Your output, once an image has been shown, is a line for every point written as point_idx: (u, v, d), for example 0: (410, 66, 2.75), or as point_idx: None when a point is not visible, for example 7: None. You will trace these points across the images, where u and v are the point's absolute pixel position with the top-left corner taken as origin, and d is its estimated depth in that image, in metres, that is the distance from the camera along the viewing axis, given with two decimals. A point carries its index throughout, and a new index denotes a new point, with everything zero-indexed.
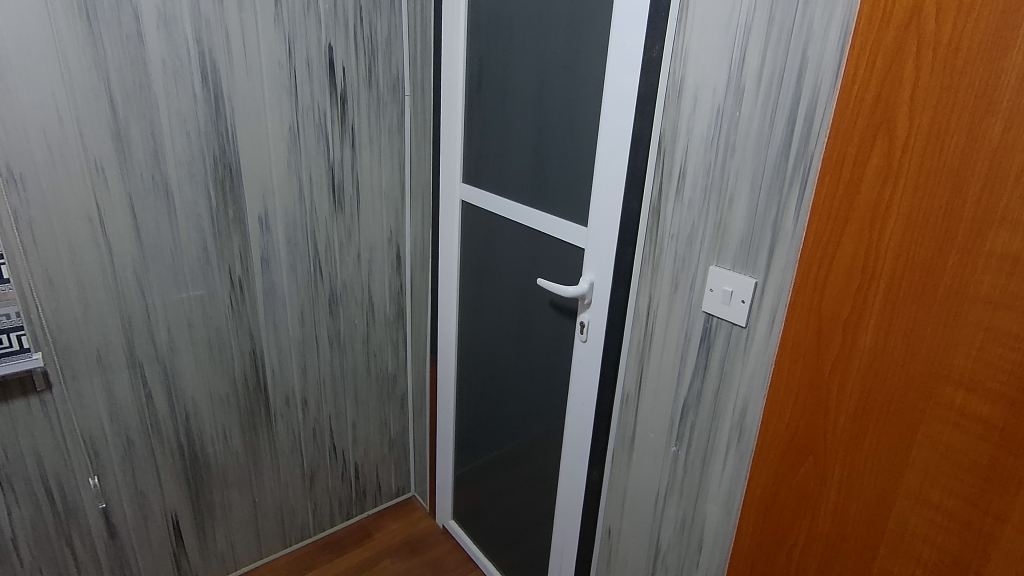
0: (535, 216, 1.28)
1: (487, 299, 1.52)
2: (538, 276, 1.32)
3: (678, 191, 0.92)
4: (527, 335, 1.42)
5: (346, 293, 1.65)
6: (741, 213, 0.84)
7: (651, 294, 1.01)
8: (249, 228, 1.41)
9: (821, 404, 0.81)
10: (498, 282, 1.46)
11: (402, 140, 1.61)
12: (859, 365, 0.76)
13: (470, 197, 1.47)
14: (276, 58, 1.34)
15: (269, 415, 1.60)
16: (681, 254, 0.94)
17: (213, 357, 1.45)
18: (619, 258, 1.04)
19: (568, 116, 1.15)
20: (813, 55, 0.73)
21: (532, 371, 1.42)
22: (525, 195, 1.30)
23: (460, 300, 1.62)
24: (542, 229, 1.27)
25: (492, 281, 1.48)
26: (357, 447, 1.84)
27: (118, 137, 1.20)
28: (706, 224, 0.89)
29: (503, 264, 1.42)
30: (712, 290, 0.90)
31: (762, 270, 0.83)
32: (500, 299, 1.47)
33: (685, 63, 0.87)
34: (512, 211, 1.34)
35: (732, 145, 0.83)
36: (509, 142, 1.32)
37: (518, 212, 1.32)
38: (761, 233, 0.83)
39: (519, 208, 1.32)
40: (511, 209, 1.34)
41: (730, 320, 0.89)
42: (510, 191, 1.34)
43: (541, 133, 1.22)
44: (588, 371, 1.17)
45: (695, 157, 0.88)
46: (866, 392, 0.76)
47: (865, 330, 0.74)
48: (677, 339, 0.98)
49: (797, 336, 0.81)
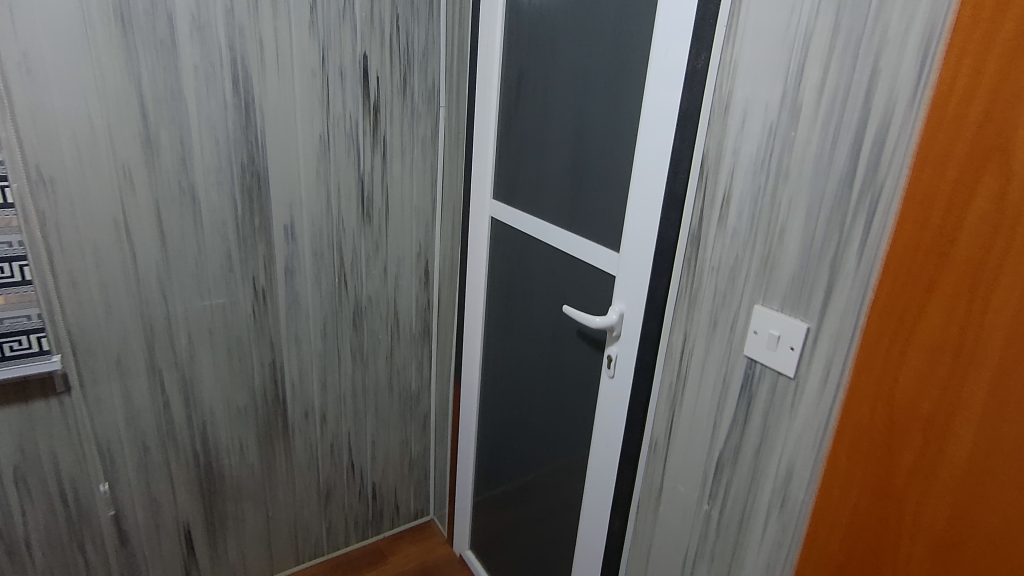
0: (565, 238, 1.19)
1: (515, 323, 1.44)
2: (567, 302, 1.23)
3: (721, 219, 0.82)
4: (553, 363, 1.33)
5: (370, 308, 1.60)
6: (793, 247, 0.73)
7: (686, 331, 0.90)
8: (274, 237, 1.39)
9: (895, 507, 0.66)
10: (526, 305, 1.38)
11: (436, 152, 1.56)
12: (948, 467, 0.61)
13: (501, 215, 1.40)
14: (309, 66, 1.32)
15: (287, 428, 1.56)
16: (723, 289, 0.84)
17: (232, 366, 1.43)
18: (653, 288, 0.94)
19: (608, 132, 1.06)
20: (887, 67, 0.61)
21: (558, 401, 1.33)
22: (557, 214, 1.22)
23: (487, 320, 1.55)
24: (572, 252, 1.18)
25: (520, 303, 1.40)
26: (376, 466, 1.78)
27: (147, 142, 1.19)
28: (752, 257, 0.79)
29: (532, 287, 1.34)
30: (757, 333, 0.79)
31: (815, 313, 0.72)
32: (528, 323, 1.39)
33: (732, 77, 0.77)
34: (543, 231, 1.26)
35: (785, 169, 0.73)
36: (544, 158, 1.24)
37: (550, 232, 1.24)
38: (815, 272, 0.71)
39: (551, 228, 1.24)
40: (542, 229, 1.26)
41: (776, 369, 0.78)
42: (542, 210, 1.27)
43: (577, 148, 1.14)
44: (614, 409, 1.07)
45: (741, 182, 0.78)
46: (956, 504, 0.61)
47: (957, 426, 0.59)
48: (714, 384, 0.87)
49: (865, 417, 0.68)
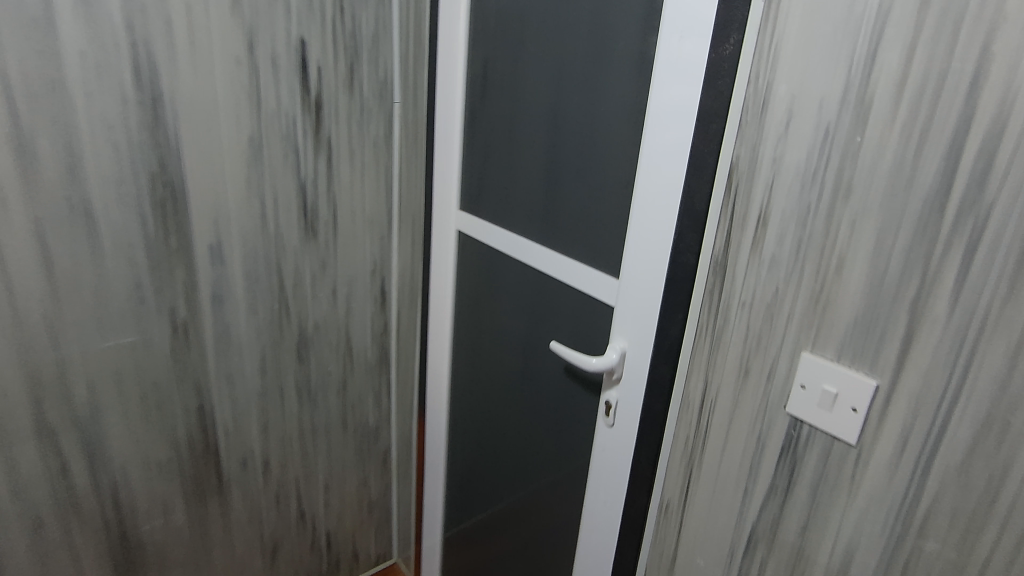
0: (548, 258, 1.02)
1: (487, 352, 1.26)
2: (550, 331, 1.06)
3: (755, 245, 0.65)
4: (534, 399, 1.15)
5: (318, 336, 1.38)
6: (856, 284, 0.58)
7: (707, 379, 0.74)
8: (196, 261, 1.15)
9: None
10: (500, 333, 1.20)
11: (390, 155, 1.35)
12: None
13: (468, 229, 1.20)
14: (233, 53, 1.09)
15: (221, 482, 1.33)
16: (757, 330, 0.68)
17: (149, 416, 1.19)
18: (665, 325, 0.78)
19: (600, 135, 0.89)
20: (1002, 54, 0.46)
21: (541, 443, 1.16)
22: (537, 230, 1.04)
23: (454, 347, 1.36)
24: (556, 275, 1.01)
25: (494, 330, 1.22)
26: (331, 512, 1.57)
27: (20, 149, 0.94)
28: (797, 294, 0.63)
29: (508, 312, 1.16)
30: (804, 387, 0.63)
31: (887, 369, 0.57)
32: (504, 353, 1.21)
33: (773, 65, 0.60)
34: (519, 249, 1.08)
35: (846, 185, 0.56)
36: (520, 164, 1.06)
37: (528, 250, 1.06)
38: (889, 317, 0.56)
39: (529, 245, 1.06)
40: (519, 247, 1.08)
41: (831, 434, 0.62)
42: (517, 225, 1.09)
43: (562, 154, 0.97)
44: (614, 464, 0.90)
45: (784, 199, 0.61)
46: None
47: None
48: (745, 444, 0.71)
49: None
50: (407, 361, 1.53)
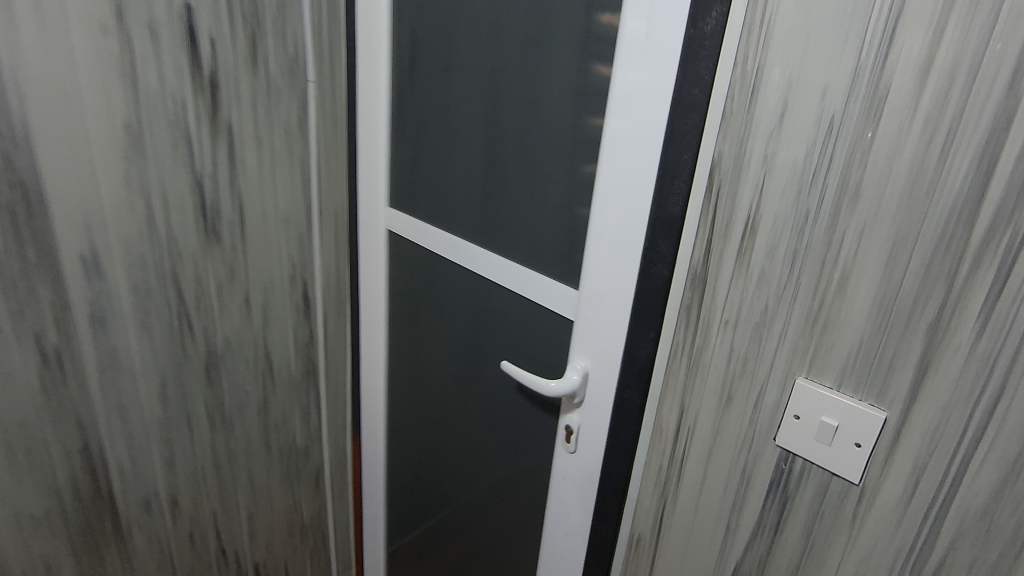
0: (489, 262, 0.89)
1: (428, 364, 1.13)
2: (497, 344, 0.94)
3: (742, 256, 0.56)
4: (483, 416, 1.04)
5: (229, 352, 1.20)
6: (861, 304, 0.50)
7: (685, 404, 0.65)
8: (67, 277, 0.94)
9: None
10: (441, 343, 1.08)
11: (305, 142, 1.18)
12: None
13: (400, 229, 1.06)
14: (98, 18, 0.86)
15: (119, 529, 1.14)
16: (743, 352, 0.59)
17: (17, 469, 0.96)
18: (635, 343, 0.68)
19: (551, 122, 0.77)
20: None
21: (491, 461, 1.06)
22: (479, 230, 0.92)
23: (391, 359, 1.22)
24: (499, 280, 0.88)
25: (434, 340, 1.09)
26: (257, 544, 1.40)
27: None
28: (790, 313, 0.54)
29: (450, 322, 1.04)
30: (799, 418, 0.56)
31: (897, 401, 0.50)
32: (447, 365, 1.08)
33: (767, 43, 0.50)
34: (458, 252, 0.95)
35: (854, 189, 0.48)
36: (458, 156, 0.92)
37: (469, 254, 0.93)
38: (902, 343, 0.48)
39: (471, 248, 0.92)
40: (459, 250, 0.95)
41: (830, 469, 0.55)
42: (456, 225, 0.95)
43: (504, 144, 0.84)
44: (576, 493, 0.81)
45: (778, 204, 0.52)
46: None
47: None
48: (726, 477, 0.64)
49: None
50: (338, 366, 1.41)
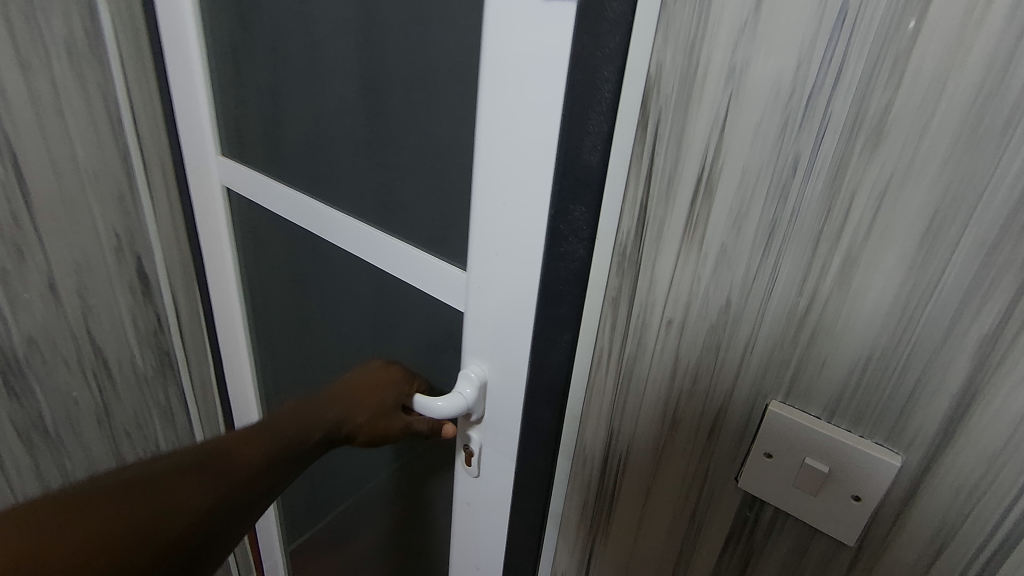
0: (354, 231, 0.66)
1: (300, 359, 0.90)
2: (382, 339, 0.72)
3: (691, 227, 0.37)
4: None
5: (37, 359, 0.88)
6: (873, 303, 0.32)
7: (614, 428, 0.48)
8: None
9: None
10: (314, 330, 0.85)
11: (101, 61, 0.81)
12: None
13: (241, 188, 0.80)
14: None
15: None
16: (693, 365, 0.41)
17: None
18: (546, 349, 0.49)
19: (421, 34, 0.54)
20: None
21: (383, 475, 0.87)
22: (344, 191, 0.68)
23: (255, 353, 0.97)
24: (367, 258, 0.66)
25: (304, 326, 0.86)
26: None
27: None
28: (762, 313, 0.36)
29: (320, 308, 0.82)
30: (771, 457, 0.39)
31: (920, 443, 0.33)
32: (323, 362, 0.86)
33: None
34: (313, 217, 0.71)
35: (876, 122, 0.29)
36: (311, 86, 0.68)
37: (329, 223, 0.69)
38: (935, 362, 0.31)
39: (331, 215, 0.68)
40: (316, 217, 0.71)
41: (813, 524, 0.39)
42: (317, 182, 0.71)
43: (370, 66, 0.59)
44: (482, 524, 0.64)
45: (750, 147, 0.33)
46: None
47: None
48: (669, 523, 0.47)
49: None
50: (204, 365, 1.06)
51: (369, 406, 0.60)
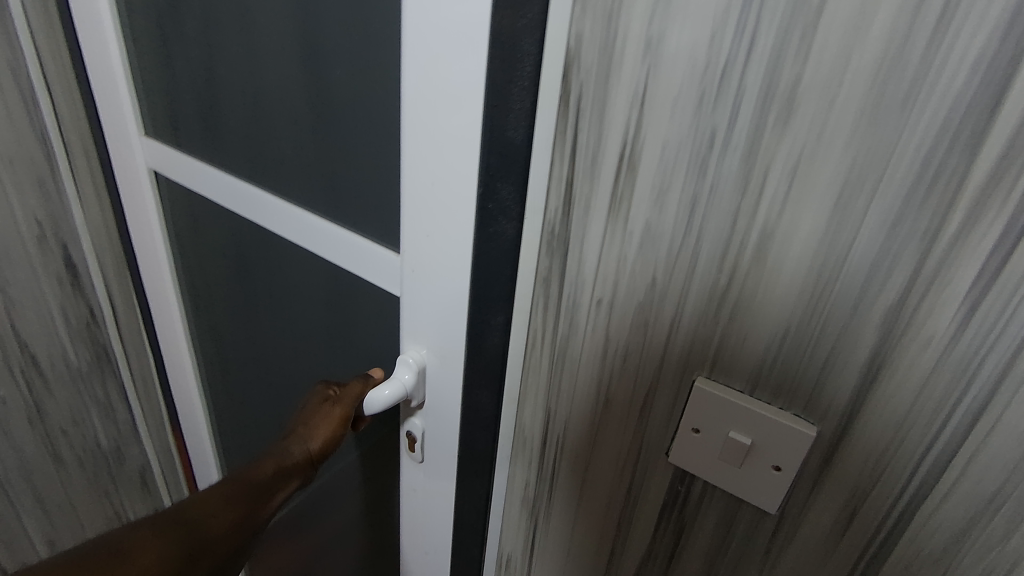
0: (288, 213, 0.64)
1: (239, 348, 0.87)
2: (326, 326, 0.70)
3: (616, 204, 0.37)
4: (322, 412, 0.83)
5: None
6: (789, 278, 0.33)
7: (551, 409, 0.48)
8: None
9: None
10: (253, 318, 0.82)
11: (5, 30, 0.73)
12: None
13: (168, 169, 0.76)
14: None
15: None
16: (623, 343, 0.41)
17: None
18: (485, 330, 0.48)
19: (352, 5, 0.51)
20: None
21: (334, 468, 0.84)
22: (277, 172, 0.65)
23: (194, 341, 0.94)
24: (302, 241, 0.64)
25: (244, 313, 0.83)
26: None
27: None
28: (686, 290, 0.37)
29: (256, 297, 0.79)
30: (699, 431, 0.40)
31: (834, 413, 0.34)
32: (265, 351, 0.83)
33: None
34: (245, 199, 0.68)
35: (788, 95, 0.29)
36: (236, 61, 0.64)
37: (263, 206, 0.66)
38: (847, 334, 0.32)
39: (266, 199, 0.66)
40: (249, 201, 0.68)
41: (739, 495, 0.40)
42: (249, 164, 0.68)
43: (297, 41, 0.57)
44: (429, 508, 0.63)
45: (669, 121, 0.33)
46: None
47: None
48: (606, 499, 0.48)
49: None
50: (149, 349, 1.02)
51: (320, 431, 0.59)
